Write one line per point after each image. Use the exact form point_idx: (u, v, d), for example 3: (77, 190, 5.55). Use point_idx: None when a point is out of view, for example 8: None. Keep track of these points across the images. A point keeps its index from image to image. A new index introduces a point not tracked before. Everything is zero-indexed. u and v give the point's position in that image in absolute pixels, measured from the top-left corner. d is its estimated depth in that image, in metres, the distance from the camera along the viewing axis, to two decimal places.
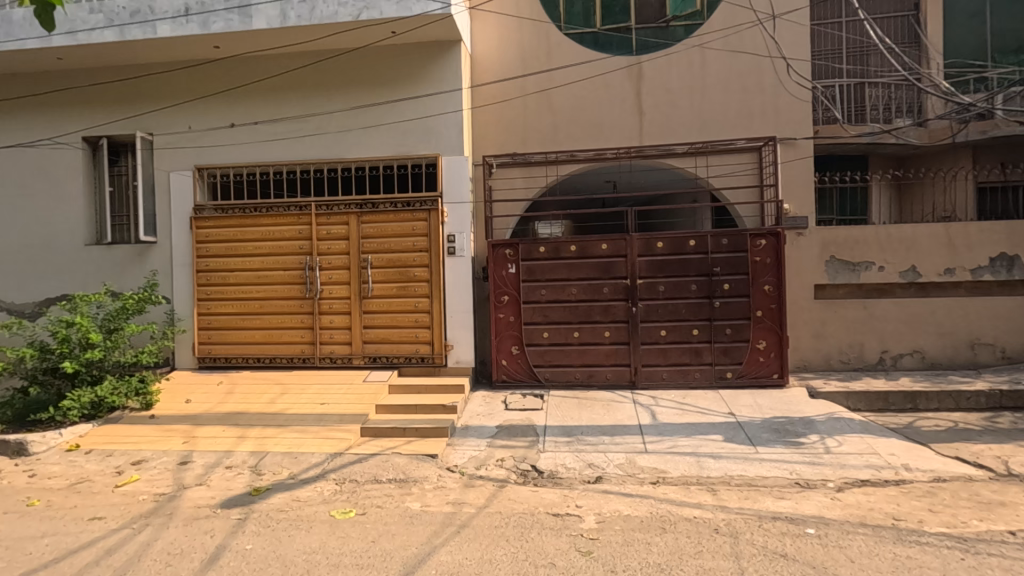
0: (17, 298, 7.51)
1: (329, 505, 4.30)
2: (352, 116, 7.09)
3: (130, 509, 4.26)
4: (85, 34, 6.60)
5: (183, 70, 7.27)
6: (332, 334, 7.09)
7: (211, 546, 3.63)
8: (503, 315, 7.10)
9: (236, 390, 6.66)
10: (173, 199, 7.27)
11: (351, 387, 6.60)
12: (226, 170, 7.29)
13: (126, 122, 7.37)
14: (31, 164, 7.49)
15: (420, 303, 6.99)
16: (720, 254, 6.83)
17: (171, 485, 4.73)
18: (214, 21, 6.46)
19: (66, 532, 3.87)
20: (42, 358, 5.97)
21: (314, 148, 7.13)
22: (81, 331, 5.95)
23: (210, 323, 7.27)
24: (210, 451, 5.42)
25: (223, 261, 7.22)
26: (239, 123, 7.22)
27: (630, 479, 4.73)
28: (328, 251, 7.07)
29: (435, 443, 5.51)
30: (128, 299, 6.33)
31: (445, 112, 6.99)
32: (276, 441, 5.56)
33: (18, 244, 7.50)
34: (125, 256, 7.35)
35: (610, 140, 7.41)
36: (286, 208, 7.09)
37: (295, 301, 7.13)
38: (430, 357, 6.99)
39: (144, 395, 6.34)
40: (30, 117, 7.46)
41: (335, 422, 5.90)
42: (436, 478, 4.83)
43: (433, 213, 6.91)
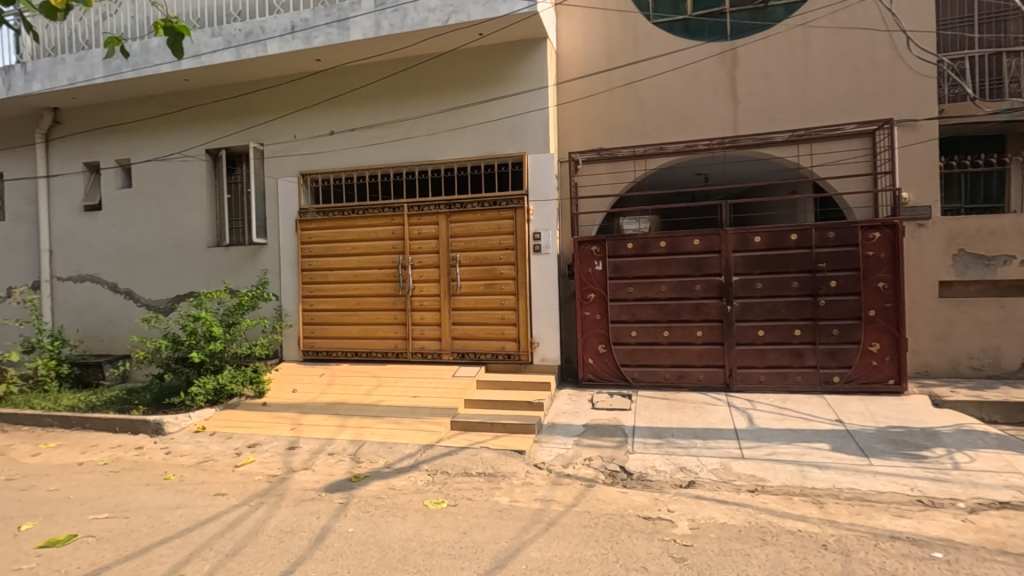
0: (154, 295, 8.47)
1: (422, 494, 4.48)
2: (441, 119, 7.29)
3: (248, 488, 4.67)
4: (207, 56, 7.29)
5: (289, 84, 7.85)
6: (423, 330, 7.37)
7: (318, 527, 3.89)
8: (589, 313, 7.03)
9: (336, 382, 7.10)
10: (281, 204, 7.86)
11: (441, 381, 6.82)
12: (327, 175, 7.77)
13: (240, 134, 8.05)
14: (165, 176, 8.40)
15: (506, 300, 7.07)
16: (826, 249, 6.33)
17: (282, 468, 5.13)
18: (316, 36, 6.90)
19: (196, 504, 4.32)
20: (174, 349, 6.65)
21: (405, 151, 7.42)
22: (206, 324, 6.59)
23: (313, 319, 7.80)
24: (314, 438, 5.82)
25: (324, 261, 7.71)
26: (338, 131, 7.66)
27: (726, 485, 4.51)
28: (419, 251, 7.34)
29: (522, 439, 5.57)
30: (244, 296, 6.94)
31: (530, 110, 7.02)
32: (372, 431, 5.87)
33: (154, 247, 8.45)
34: (241, 257, 8.06)
35: (702, 130, 7.09)
36: (380, 210, 7.45)
37: (388, 299, 7.49)
38: (517, 353, 7.05)
39: (257, 384, 6.91)
40: (163, 134, 8.38)
41: (427, 415, 6.13)
42: (524, 474, 4.87)
43: (519, 211, 6.97)
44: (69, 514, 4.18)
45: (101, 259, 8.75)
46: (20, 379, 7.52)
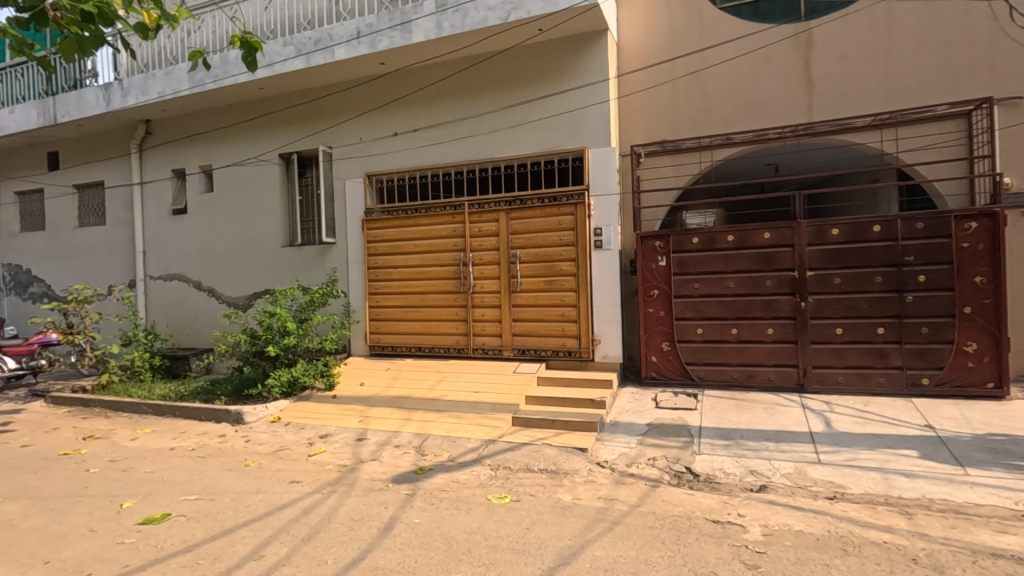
0: (234, 292, 9.03)
1: (485, 489, 4.52)
2: (500, 117, 7.33)
3: (320, 476, 4.88)
4: (280, 65, 7.66)
5: (355, 88, 8.13)
6: (484, 326, 7.45)
7: (386, 516, 4.02)
8: (652, 310, 6.86)
9: (401, 376, 7.31)
10: (348, 205, 8.16)
11: (502, 377, 6.87)
12: (391, 175, 7.99)
13: (310, 138, 8.42)
14: (243, 180, 8.91)
15: (567, 297, 7.03)
16: (913, 241, 5.88)
17: (351, 458, 5.34)
18: (380, 40, 7.10)
19: (273, 490, 4.56)
20: (252, 344, 7.06)
21: (466, 149, 7.51)
22: (280, 320, 6.96)
23: (379, 315, 8.06)
24: (381, 430, 6.01)
25: (389, 259, 7.94)
26: (401, 132, 7.86)
27: (801, 491, 4.28)
28: (480, 248, 7.42)
29: (585, 437, 5.52)
30: (315, 294, 7.28)
31: (591, 104, 6.93)
32: (436, 425, 5.99)
33: (234, 247, 8.99)
34: (312, 256, 8.44)
35: (773, 118, 6.76)
36: (442, 208, 7.59)
37: (450, 295, 7.62)
38: (578, 350, 7.00)
39: (328, 376, 7.25)
40: (241, 140, 8.88)
41: (488, 410, 6.19)
42: (586, 472, 4.83)
43: (580, 207, 6.91)
44: (163, 494, 4.52)
45: (187, 259, 9.40)
46: (120, 370, 8.21)
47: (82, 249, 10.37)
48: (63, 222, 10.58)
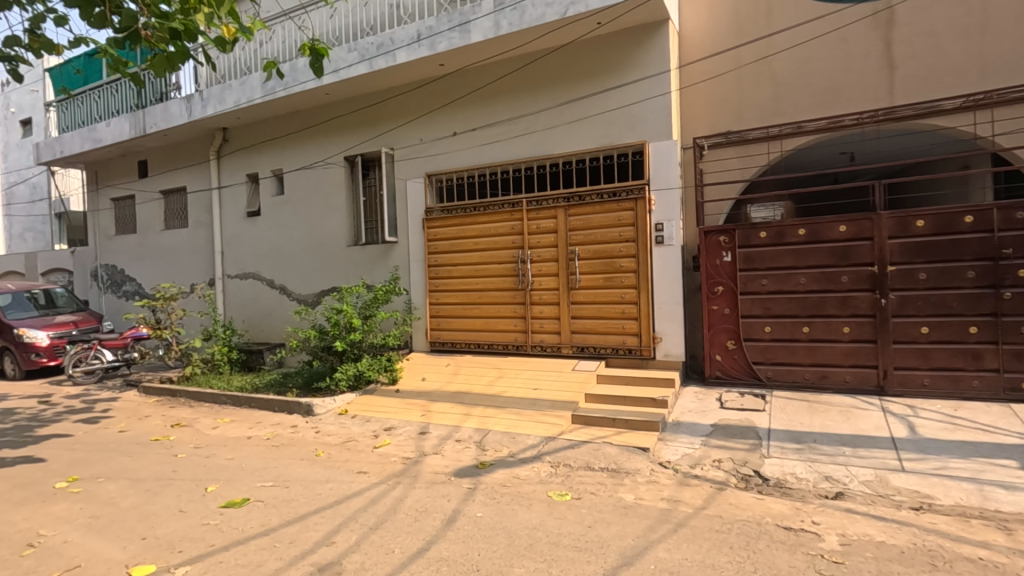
0: (304, 290, 9.47)
1: (546, 485, 4.53)
2: (558, 113, 7.30)
3: (386, 468, 5.05)
4: (345, 70, 7.95)
5: (415, 90, 8.32)
6: (542, 323, 7.45)
7: (449, 509, 4.10)
8: (716, 307, 6.64)
9: (461, 372, 7.43)
10: (410, 204, 8.37)
11: (561, 374, 6.85)
12: (450, 174, 8.12)
13: (373, 141, 8.69)
14: (311, 183, 9.31)
15: (627, 294, 6.92)
16: (1011, 232, 5.39)
17: (415, 451, 5.48)
18: (439, 41, 7.22)
19: (342, 480, 4.76)
20: (320, 339, 7.39)
21: (524, 147, 7.53)
22: (347, 316, 7.25)
23: (439, 312, 8.23)
24: (442, 425, 6.14)
25: (449, 257, 8.09)
26: (460, 131, 7.98)
27: (882, 500, 4.03)
28: (538, 245, 7.42)
29: (646, 436, 5.42)
30: (378, 291, 7.52)
31: (651, 96, 6.78)
32: (496, 421, 6.05)
33: (303, 247, 9.43)
34: (375, 255, 8.71)
35: (849, 104, 6.37)
36: (501, 206, 7.64)
37: (509, 292, 7.67)
38: (638, 348, 6.88)
39: (391, 371, 7.47)
40: (309, 144, 9.29)
41: (548, 407, 6.19)
42: (648, 472, 4.74)
43: (640, 202, 6.77)
44: (242, 480, 4.81)
45: (261, 258, 9.94)
46: (202, 362, 8.80)
47: (168, 250, 11.18)
48: (151, 225, 11.44)
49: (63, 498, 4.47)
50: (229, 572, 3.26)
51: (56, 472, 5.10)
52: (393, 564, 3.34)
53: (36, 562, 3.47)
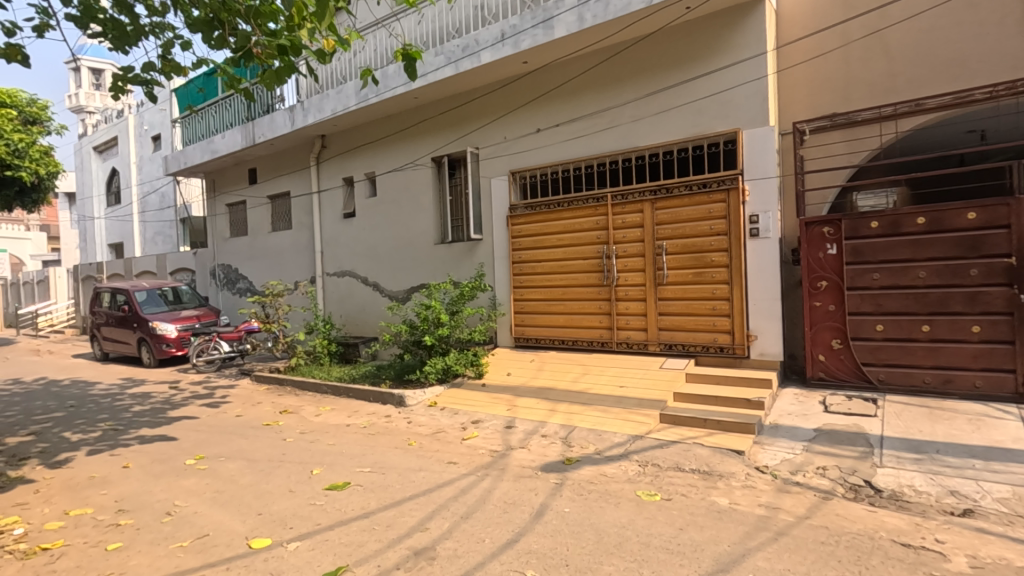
0: (395, 287, 9.93)
1: (634, 485, 4.44)
2: (644, 105, 7.12)
3: (474, 459, 5.18)
4: (432, 74, 8.23)
5: (499, 89, 8.44)
6: (628, 320, 7.31)
7: (537, 502, 4.14)
8: (819, 304, 6.18)
9: (546, 368, 7.46)
10: (494, 202, 8.51)
11: (648, 372, 6.69)
12: (534, 171, 8.16)
13: (459, 141, 8.92)
14: (401, 184, 9.73)
15: (719, 289, 6.62)
16: None
17: (502, 445, 5.58)
18: (523, 39, 7.28)
19: (433, 469, 4.94)
20: (411, 333, 7.72)
21: (608, 140, 7.41)
22: (435, 312, 7.53)
23: (523, 308, 8.31)
24: (528, 420, 6.21)
25: (533, 254, 8.14)
26: (543, 128, 7.99)
27: (1021, 521, 3.58)
28: (623, 240, 7.28)
29: (741, 438, 5.17)
30: (464, 287, 7.73)
31: (746, 81, 6.43)
32: (581, 418, 6.03)
33: (394, 245, 9.88)
34: (461, 252, 8.95)
35: (979, 76, 5.70)
36: (585, 201, 7.58)
37: (593, 288, 7.60)
38: (731, 347, 6.57)
39: (477, 365, 7.65)
40: (399, 147, 9.71)
41: (634, 405, 6.07)
42: (744, 476, 4.51)
43: (733, 192, 6.45)
44: (343, 465, 5.13)
45: (356, 257, 10.53)
46: (305, 354, 9.49)
47: (275, 251, 12.14)
48: (260, 227, 12.47)
49: (192, 474, 4.99)
50: (334, 550, 3.50)
51: (186, 450, 5.71)
52: (484, 553, 3.42)
53: (173, 529, 3.91)
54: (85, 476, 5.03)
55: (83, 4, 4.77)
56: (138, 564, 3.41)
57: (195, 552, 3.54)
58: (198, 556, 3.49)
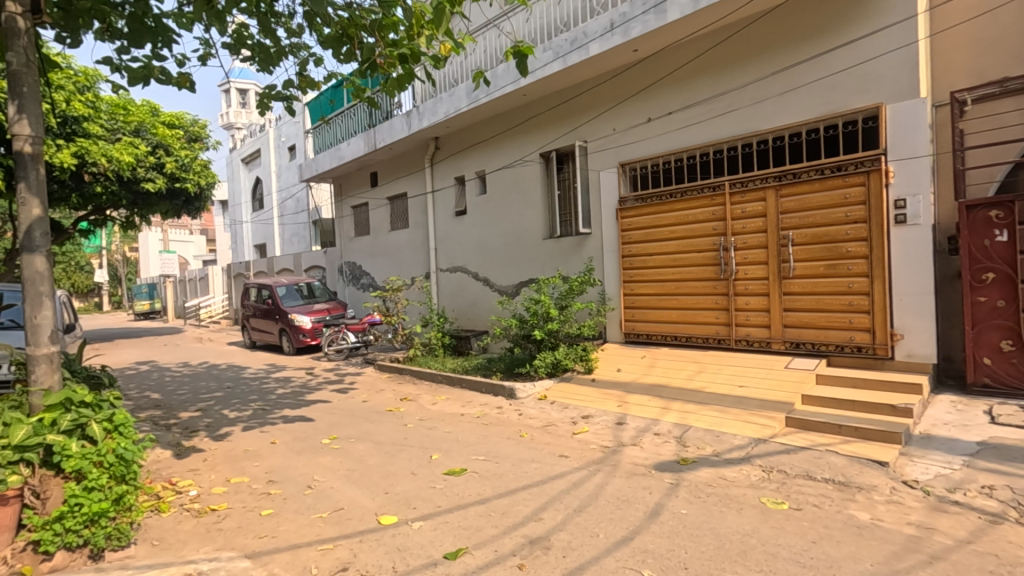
0: (504, 282, 10.17)
1: (758, 491, 4.17)
2: (767, 85, 6.64)
3: (585, 454, 5.17)
4: (541, 70, 8.29)
5: (608, 81, 8.30)
6: (749, 316, 6.88)
7: (652, 502, 4.04)
8: (984, 299, 5.38)
9: (658, 364, 7.24)
10: (603, 195, 8.40)
11: (772, 372, 6.24)
12: (645, 162, 7.94)
13: (567, 135, 8.90)
14: (510, 180, 9.93)
15: (856, 283, 6.00)
16: None
17: (613, 441, 5.50)
18: (633, 27, 7.08)
19: (545, 461, 5.00)
20: (521, 327, 7.86)
21: (726, 125, 7.01)
22: (545, 306, 7.60)
23: (633, 303, 8.12)
24: (640, 417, 6.07)
25: (643, 247, 7.92)
26: (655, 117, 7.74)
27: None
28: (743, 231, 6.84)
29: (884, 448, 4.65)
30: (574, 282, 7.73)
31: (890, 50, 5.76)
32: (697, 417, 5.77)
33: (503, 241, 10.12)
34: (570, 247, 8.93)
35: None
36: (700, 190, 7.23)
37: (709, 282, 7.24)
38: (870, 347, 5.95)
39: (586, 360, 7.63)
40: (509, 144, 9.91)
41: (756, 407, 5.69)
42: (889, 490, 4.06)
43: (873, 175, 5.81)
44: (459, 452, 5.36)
45: (468, 253, 10.92)
46: (422, 345, 10.03)
47: (394, 248, 12.96)
48: (381, 227, 13.37)
49: (328, 452, 5.49)
50: (454, 532, 3.68)
51: (321, 431, 6.29)
52: (598, 547, 3.41)
53: (313, 500, 4.33)
54: (242, 449, 5.74)
55: (236, 33, 5.40)
56: (287, 529, 3.83)
57: (333, 523, 3.90)
58: (335, 527, 3.84)
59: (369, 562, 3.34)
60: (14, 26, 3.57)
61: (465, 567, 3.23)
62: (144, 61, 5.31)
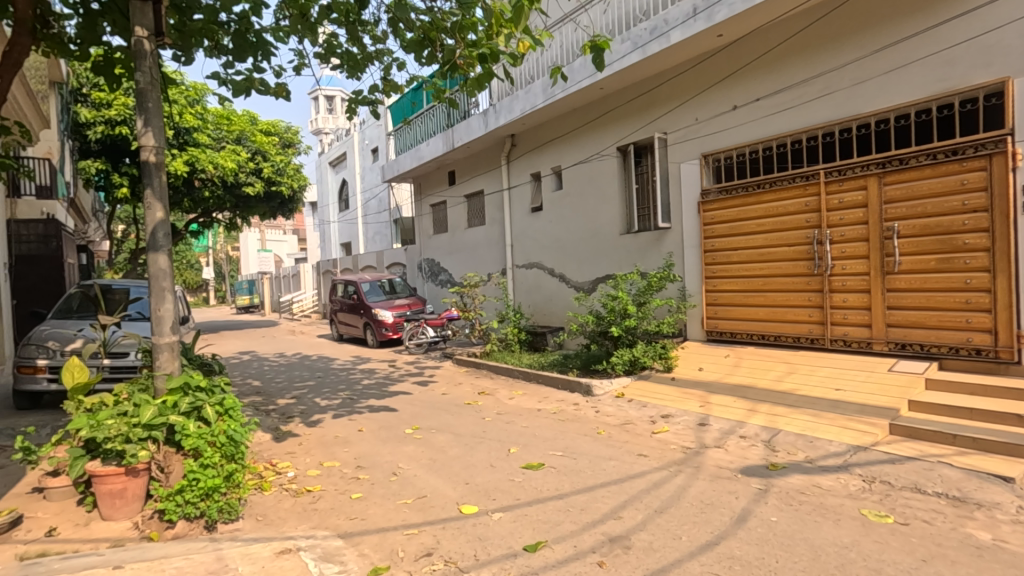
0: (581, 278, 10.11)
1: (857, 502, 3.88)
2: (869, 64, 6.15)
3: (666, 454, 5.04)
4: (619, 62, 8.13)
5: (690, 69, 8.00)
6: (846, 314, 6.41)
7: (738, 507, 3.87)
8: None
9: (743, 364, 6.91)
10: (684, 188, 8.12)
11: (873, 375, 5.78)
12: (729, 152, 7.59)
13: (646, 127, 8.68)
14: (587, 175, 9.82)
15: (974, 279, 5.43)
16: None
17: (695, 442, 5.32)
18: (718, 11, 6.77)
19: (624, 460, 4.93)
20: (597, 324, 7.77)
21: (822, 110, 6.55)
22: (622, 303, 7.47)
23: (716, 300, 7.79)
24: (724, 418, 5.83)
25: (728, 241, 7.58)
26: (741, 104, 7.38)
27: None
28: (840, 223, 6.37)
29: (1009, 463, 4.17)
30: (652, 278, 7.55)
31: (1018, 18, 5.14)
32: (787, 421, 5.45)
33: (580, 237, 10.05)
34: (648, 242, 8.71)
35: None
36: (791, 180, 6.82)
37: (801, 278, 6.81)
38: (991, 350, 5.36)
39: (666, 358, 7.44)
40: (585, 139, 9.81)
41: (855, 412, 5.29)
42: (1014, 509, 3.64)
43: (997, 158, 5.22)
44: (536, 447, 5.40)
45: (544, 249, 10.94)
46: (498, 341, 10.19)
47: (471, 245, 13.23)
48: (459, 224, 13.69)
49: (410, 442, 5.72)
50: (533, 525, 3.71)
51: (404, 421, 6.55)
52: (681, 550, 3.32)
53: (399, 487, 4.53)
54: (333, 435, 6.10)
55: (326, 42, 5.72)
56: (375, 513, 4.03)
57: (417, 510, 4.06)
58: (419, 513, 3.99)
59: (452, 549, 3.44)
60: (140, 48, 3.95)
61: (544, 561, 3.25)
62: (246, 74, 5.76)
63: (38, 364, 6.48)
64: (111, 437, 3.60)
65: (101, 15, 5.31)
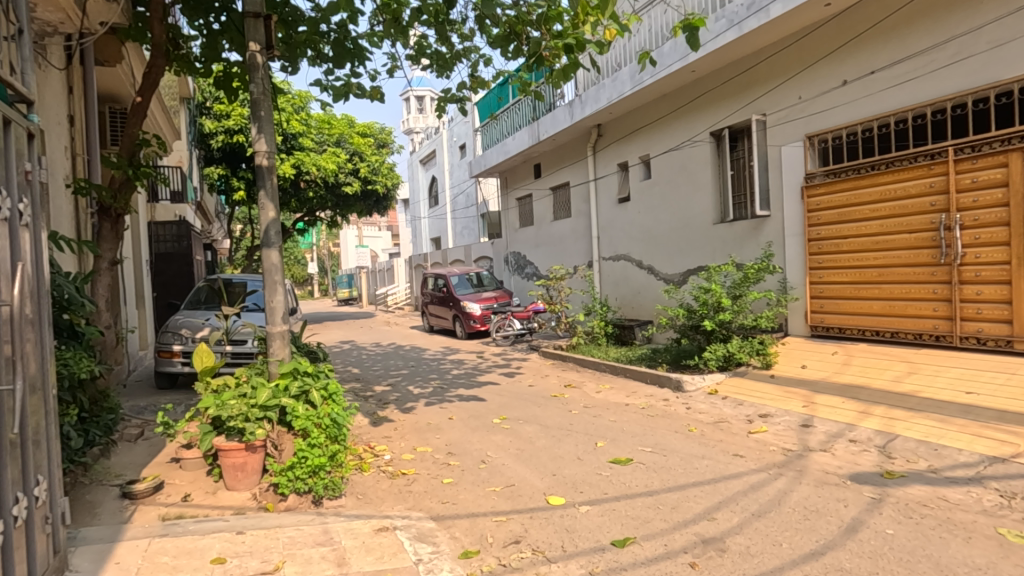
0: (671, 270, 9.79)
1: (993, 519, 3.45)
2: (1014, 22, 5.39)
3: (764, 455, 4.76)
4: (713, 42, 7.73)
5: (792, 44, 7.43)
6: (980, 309, 5.72)
7: (848, 516, 3.58)
8: None
9: (854, 362, 6.36)
10: (785, 172, 7.57)
11: (1014, 379, 5.09)
12: (838, 132, 6.98)
13: (743, 110, 8.20)
14: (678, 163, 9.46)
15: None
16: None
17: (798, 444, 4.97)
18: None
19: (718, 459, 4.71)
20: (688, 318, 7.46)
21: (951, 79, 5.84)
22: (715, 296, 7.16)
23: (822, 293, 7.21)
24: (832, 420, 5.40)
25: (836, 228, 6.98)
26: (852, 78, 6.76)
27: None
28: (973, 206, 5.68)
29: None
30: (749, 269, 7.15)
31: None
32: (907, 426, 4.95)
33: (670, 228, 9.71)
34: (744, 231, 8.22)
35: None
36: (912, 159, 6.15)
37: (925, 269, 6.14)
38: None
39: (764, 355, 7.03)
40: (676, 125, 9.44)
41: (991, 419, 4.70)
42: None
43: None
44: (624, 441, 5.31)
45: (632, 241, 10.69)
46: (584, 334, 10.12)
47: (557, 238, 13.21)
48: (544, 217, 13.71)
49: (498, 431, 5.84)
50: (622, 520, 3.66)
51: (493, 411, 6.70)
52: (782, 557, 3.13)
53: (487, 474, 4.64)
54: (425, 422, 6.36)
55: (417, 44, 5.92)
56: (465, 498, 4.17)
57: (505, 498, 4.14)
58: (508, 501, 4.06)
59: (539, 538, 3.48)
60: (254, 61, 4.30)
61: (633, 557, 3.20)
62: (345, 79, 6.12)
63: (174, 349, 7.33)
64: (232, 416, 3.99)
65: (221, 34, 5.87)
